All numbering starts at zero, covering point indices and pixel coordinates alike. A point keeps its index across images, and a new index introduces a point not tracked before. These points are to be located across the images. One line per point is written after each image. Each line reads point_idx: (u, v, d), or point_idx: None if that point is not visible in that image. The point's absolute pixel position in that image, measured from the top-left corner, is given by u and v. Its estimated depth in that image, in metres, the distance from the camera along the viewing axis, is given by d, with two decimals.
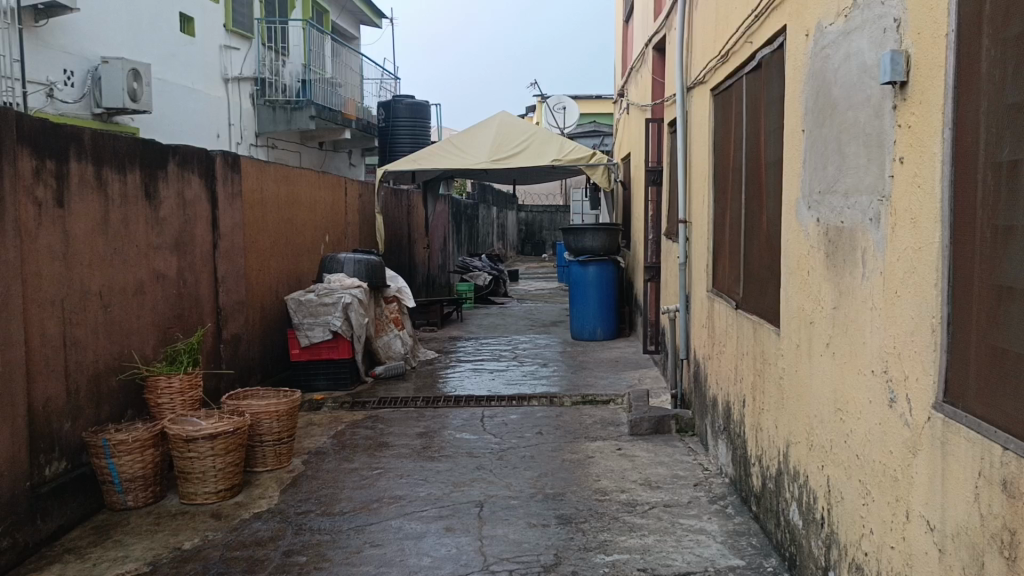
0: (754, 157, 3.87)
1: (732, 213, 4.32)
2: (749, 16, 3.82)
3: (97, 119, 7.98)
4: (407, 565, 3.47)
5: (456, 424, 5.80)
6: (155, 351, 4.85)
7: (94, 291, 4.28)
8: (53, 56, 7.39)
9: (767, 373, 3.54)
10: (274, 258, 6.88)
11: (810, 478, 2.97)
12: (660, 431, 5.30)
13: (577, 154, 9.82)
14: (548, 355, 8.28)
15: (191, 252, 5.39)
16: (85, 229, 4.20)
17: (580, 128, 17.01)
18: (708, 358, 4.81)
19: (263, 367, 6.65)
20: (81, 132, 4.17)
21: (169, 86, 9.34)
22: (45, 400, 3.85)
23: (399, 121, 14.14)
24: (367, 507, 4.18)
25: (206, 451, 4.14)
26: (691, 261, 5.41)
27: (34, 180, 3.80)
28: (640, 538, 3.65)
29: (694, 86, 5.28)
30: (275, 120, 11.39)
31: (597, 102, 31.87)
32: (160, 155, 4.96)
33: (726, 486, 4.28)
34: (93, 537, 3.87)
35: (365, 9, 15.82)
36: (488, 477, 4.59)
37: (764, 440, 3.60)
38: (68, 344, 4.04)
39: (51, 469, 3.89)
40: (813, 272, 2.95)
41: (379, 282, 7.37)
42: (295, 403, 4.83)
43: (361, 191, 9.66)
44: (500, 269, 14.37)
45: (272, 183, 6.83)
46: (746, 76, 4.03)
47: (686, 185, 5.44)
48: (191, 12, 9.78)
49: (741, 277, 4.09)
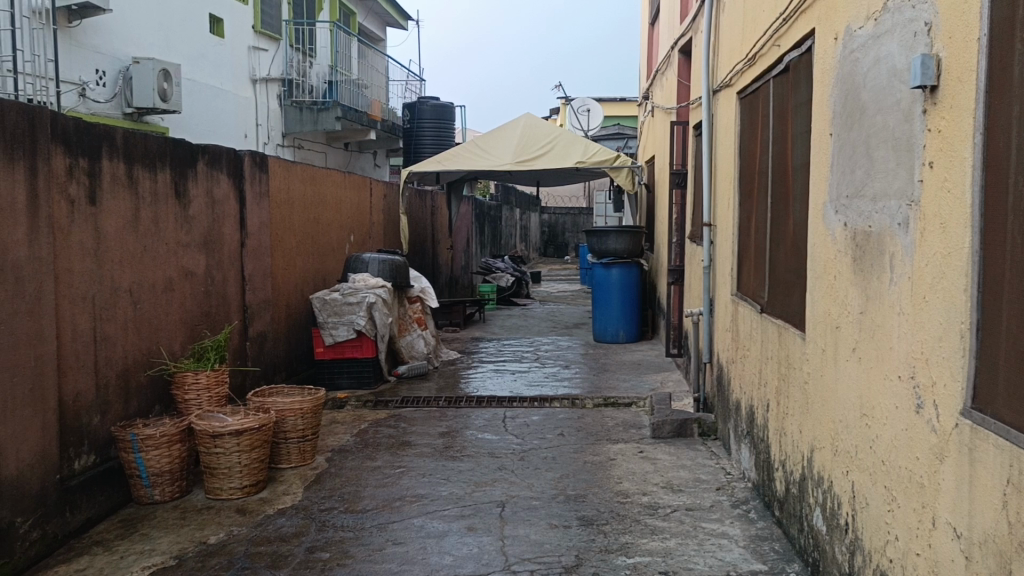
0: (782, 162, 3.85)
1: (758, 217, 4.30)
2: (776, 18, 3.81)
3: (128, 119, 8.10)
4: (428, 564, 3.49)
5: (478, 424, 5.82)
6: (182, 347, 4.92)
7: (125, 287, 4.35)
8: (86, 56, 7.50)
9: (792, 377, 3.53)
10: (300, 257, 6.95)
11: (834, 484, 2.96)
12: (682, 434, 5.29)
13: (602, 156, 9.81)
14: (570, 357, 8.29)
15: (219, 251, 5.46)
16: (116, 227, 4.27)
17: (604, 131, 17.03)
18: (732, 361, 4.80)
19: (288, 366, 6.71)
20: (113, 131, 4.23)
21: (198, 86, 9.45)
22: (75, 395, 3.92)
23: (424, 122, 14.14)
24: (390, 506, 4.21)
25: (232, 447, 4.19)
26: (715, 264, 5.40)
27: (67, 178, 3.87)
28: (662, 541, 3.65)
29: (720, 88, 5.26)
30: (302, 121, 11.47)
31: (622, 103, 31.78)
32: (190, 154, 5.03)
33: (749, 491, 4.25)
34: (120, 531, 3.93)
35: (392, 11, 15.91)
36: (510, 477, 4.60)
37: (788, 445, 3.58)
38: (98, 339, 4.10)
39: (80, 462, 3.95)
40: (839, 276, 2.94)
41: (403, 282, 7.41)
42: (320, 400, 4.88)
43: (386, 191, 9.71)
44: (523, 271, 14.39)
45: (299, 183, 6.89)
46: (773, 79, 4.01)
47: (711, 187, 5.42)
48: (221, 13, 9.89)
49: (766, 281, 4.07)
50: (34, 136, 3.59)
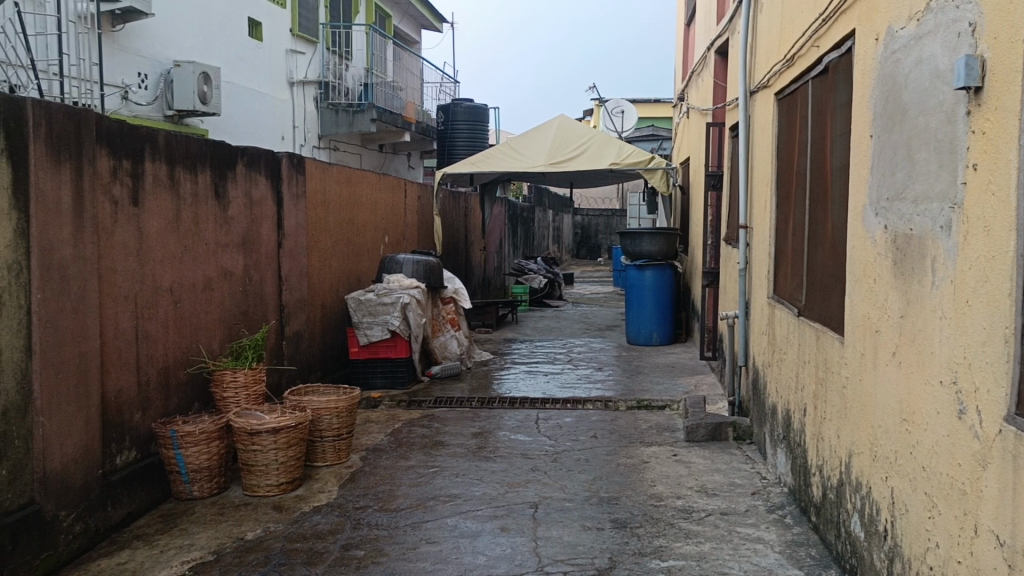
0: (820, 164, 3.81)
1: (796, 219, 4.26)
2: (816, 19, 3.77)
3: (169, 122, 8.23)
4: (462, 563, 3.51)
5: (511, 425, 5.83)
6: (221, 346, 5.00)
7: (166, 287, 4.43)
8: (128, 59, 7.65)
9: (829, 382, 3.49)
10: (335, 257, 7.02)
11: (873, 490, 2.92)
12: (716, 438, 5.26)
13: (636, 158, 9.76)
14: (604, 359, 8.27)
15: (258, 251, 5.54)
16: (157, 227, 4.35)
17: (638, 132, 16.98)
18: (768, 365, 4.75)
19: (324, 365, 6.78)
20: (155, 132, 4.31)
21: (237, 89, 9.59)
22: (117, 392, 4.00)
23: (458, 124, 14.22)
24: (423, 505, 4.24)
25: (270, 444, 4.25)
26: (751, 267, 5.35)
27: (111, 179, 3.95)
28: (696, 545, 3.63)
29: (757, 90, 5.22)
30: (338, 123, 11.59)
31: (656, 104, 31.65)
32: (230, 156, 5.11)
33: (785, 496, 4.21)
34: (160, 526, 4.00)
35: (427, 14, 16.00)
36: (543, 478, 4.61)
37: (826, 450, 3.55)
38: (140, 337, 4.18)
39: (122, 458, 4.03)
40: (879, 280, 2.90)
41: (436, 283, 7.45)
42: (354, 399, 4.92)
43: (421, 192, 9.78)
44: (556, 273, 14.39)
45: (335, 184, 6.96)
46: (812, 80, 3.97)
47: (748, 189, 5.37)
48: (259, 17, 10.02)
49: (804, 284, 4.03)
50: (79, 139, 3.67)
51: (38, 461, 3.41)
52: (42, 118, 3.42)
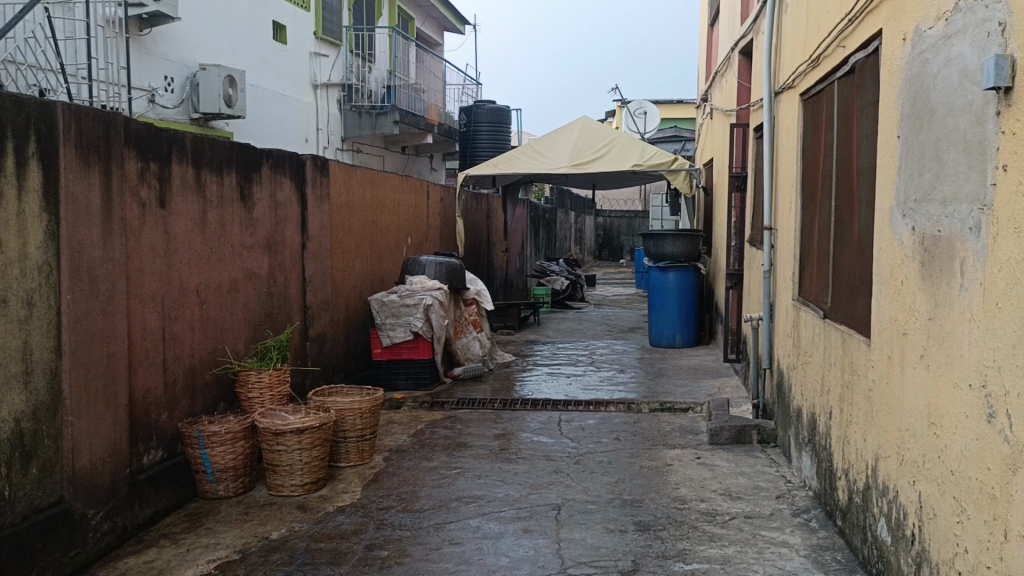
0: (846, 164, 3.78)
1: (821, 220, 4.22)
2: (841, 19, 3.75)
3: (195, 124, 8.30)
4: (485, 565, 3.52)
5: (533, 427, 5.83)
6: (246, 347, 5.04)
7: (192, 288, 4.48)
8: (155, 63, 7.73)
9: (856, 384, 3.46)
10: (359, 259, 7.06)
11: (900, 494, 2.89)
12: (740, 441, 5.23)
13: (659, 159, 9.73)
14: (626, 361, 8.25)
15: (282, 253, 5.59)
16: (184, 229, 4.39)
17: (661, 134, 16.95)
18: (793, 367, 4.71)
19: (347, 366, 6.82)
20: (182, 135, 4.36)
21: (261, 92, 9.67)
22: (144, 391, 4.04)
23: (480, 126, 14.26)
24: (447, 506, 4.25)
25: (294, 445, 4.28)
26: (776, 268, 5.31)
27: (139, 181, 4.00)
28: (720, 549, 3.61)
29: (782, 90, 5.18)
30: (361, 125, 11.66)
31: (680, 105, 31.58)
32: (255, 159, 5.16)
33: (811, 500, 4.17)
34: (186, 525, 4.04)
35: (450, 17, 16.06)
36: (566, 480, 4.60)
37: (852, 453, 3.51)
38: (167, 338, 4.23)
39: (149, 457, 4.08)
40: (907, 282, 2.87)
41: (459, 285, 7.47)
42: (378, 400, 4.95)
43: (443, 194, 9.81)
44: (578, 275, 14.38)
45: (358, 186, 7.01)
46: (838, 80, 3.94)
47: (772, 190, 5.34)
48: (284, 20, 10.10)
49: (830, 286, 4.00)
50: (108, 142, 3.72)
51: (68, 459, 3.46)
52: (71, 122, 3.47)
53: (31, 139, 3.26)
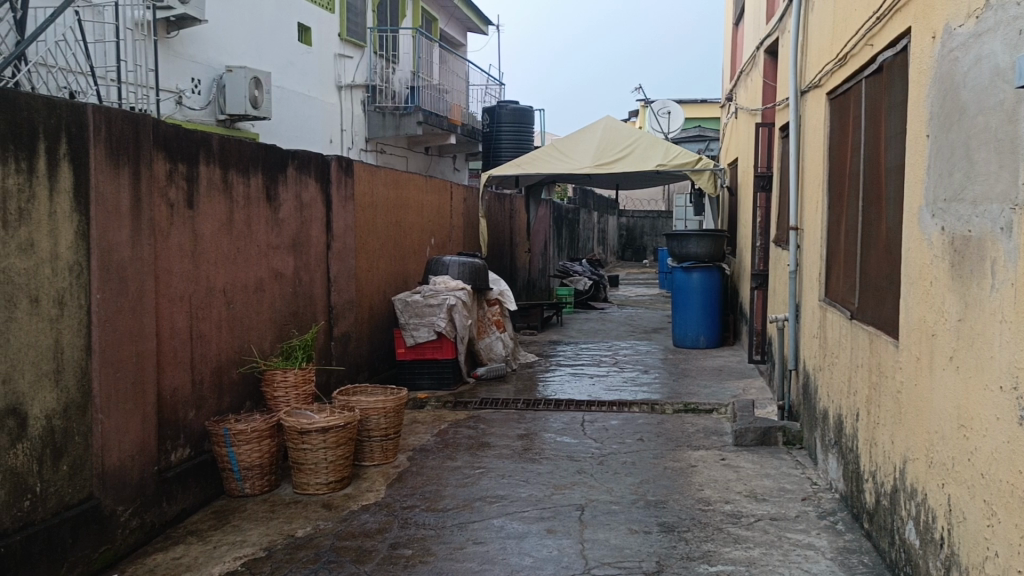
0: (874, 164, 3.74)
1: (848, 219, 4.18)
2: (870, 17, 3.71)
3: (221, 126, 8.37)
4: (509, 564, 3.52)
5: (557, 427, 5.82)
6: (272, 346, 5.09)
7: (219, 288, 4.52)
8: (182, 65, 7.82)
9: (883, 386, 3.42)
10: (383, 259, 7.10)
11: (929, 497, 2.86)
12: (765, 443, 5.19)
13: (684, 159, 9.68)
14: (650, 362, 8.22)
15: (307, 253, 5.63)
16: (211, 229, 4.44)
17: (685, 133, 16.88)
18: (819, 368, 4.67)
19: (371, 366, 6.86)
20: (209, 137, 4.41)
21: (286, 93, 9.74)
22: (172, 390, 4.09)
23: (503, 126, 14.27)
24: (471, 505, 4.26)
25: (319, 443, 4.31)
26: (802, 269, 5.27)
27: (167, 182, 4.05)
28: (745, 551, 3.59)
29: (809, 89, 5.13)
30: (385, 126, 11.74)
31: (704, 105, 31.44)
32: (281, 160, 5.20)
33: (837, 502, 4.13)
34: (213, 522, 4.08)
35: (474, 18, 16.10)
36: (589, 481, 4.60)
37: (879, 456, 3.48)
38: (194, 337, 4.28)
39: (176, 455, 4.13)
40: (936, 282, 2.84)
41: (482, 285, 7.48)
42: (402, 400, 4.97)
43: (466, 194, 9.83)
44: (601, 275, 14.35)
45: (383, 186, 7.04)
46: (866, 79, 3.90)
47: (798, 190, 5.29)
48: (309, 22, 10.17)
49: (857, 286, 3.96)
50: (137, 143, 3.77)
51: (97, 457, 3.51)
52: (102, 123, 3.52)
53: (62, 141, 3.31)
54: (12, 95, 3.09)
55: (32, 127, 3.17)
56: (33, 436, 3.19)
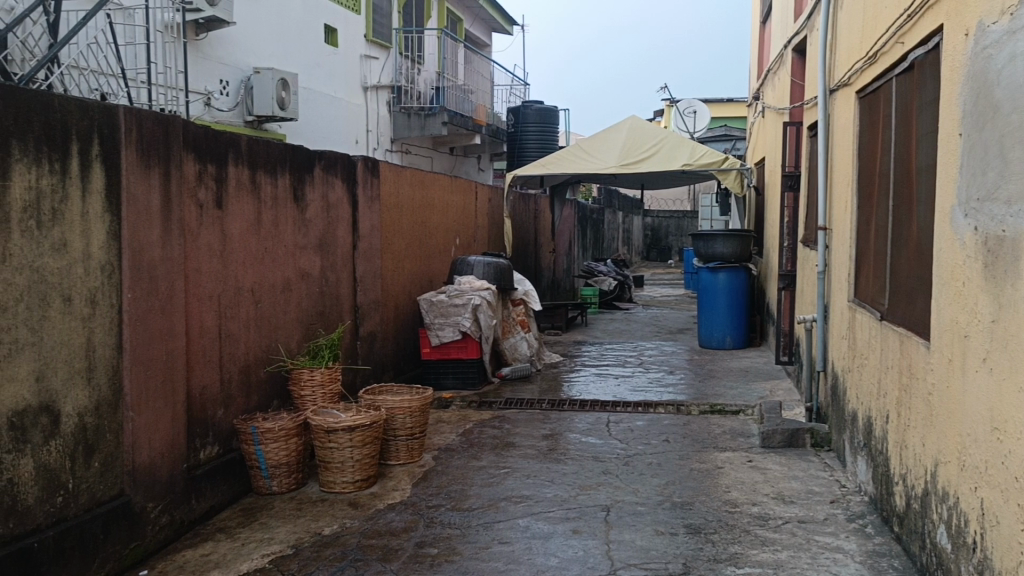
0: (905, 163, 3.70)
1: (878, 219, 4.14)
2: (901, 15, 3.66)
3: (249, 127, 8.44)
4: (534, 564, 3.52)
5: (582, 427, 5.81)
6: (299, 345, 5.13)
7: (247, 287, 4.57)
8: (211, 67, 7.89)
9: (914, 388, 3.38)
10: (408, 259, 7.12)
11: (961, 500, 2.82)
12: (793, 444, 5.14)
13: (709, 158, 9.62)
14: (675, 362, 8.18)
15: (334, 253, 5.67)
16: (239, 229, 4.48)
17: (712, 133, 16.79)
18: (849, 369, 4.62)
19: (396, 365, 6.88)
20: (238, 138, 4.45)
21: (313, 94, 9.81)
22: (201, 388, 4.14)
23: (528, 126, 14.26)
24: (496, 505, 4.26)
25: (346, 442, 4.34)
26: (831, 269, 5.22)
27: (197, 183, 4.09)
28: (773, 553, 3.56)
29: (838, 88, 5.08)
30: (410, 126, 11.79)
31: (730, 104, 31.24)
32: (308, 160, 5.24)
33: (866, 505, 4.09)
34: (241, 519, 4.12)
35: (499, 18, 16.11)
36: (615, 482, 4.58)
37: (910, 458, 3.44)
38: (223, 336, 4.32)
39: (205, 452, 4.17)
40: (968, 283, 2.80)
41: (507, 285, 7.49)
42: (427, 400, 4.98)
43: (491, 195, 9.85)
44: (626, 275, 14.30)
45: (408, 187, 7.07)
46: (896, 77, 3.85)
47: (827, 190, 5.24)
48: (335, 23, 10.24)
49: (887, 287, 3.92)
50: (167, 144, 3.81)
51: (128, 454, 3.55)
52: (133, 124, 3.57)
53: (95, 142, 3.36)
54: (46, 97, 3.14)
55: (66, 129, 3.22)
56: (65, 433, 3.24)
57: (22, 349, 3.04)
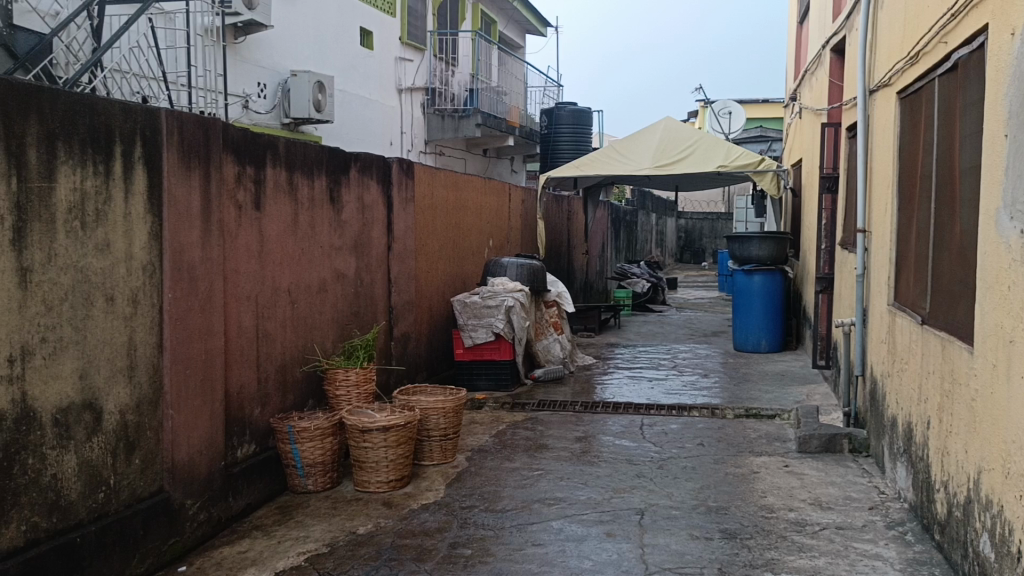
0: (948, 165, 3.63)
1: (920, 222, 4.07)
2: (944, 14, 3.61)
3: (286, 129, 8.54)
4: (568, 567, 3.52)
5: (615, 430, 5.79)
6: (334, 345, 5.17)
7: (284, 288, 4.62)
8: (249, 70, 8.00)
9: (957, 393, 3.32)
10: (442, 261, 7.15)
11: (1005, 509, 2.76)
12: (831, 450, 5.08)
13: (745, 160, 9.53)
14: (710, 366, 8.11)
15: (369, 254, 5.71)
16: (277, 230, 4.54)
17: (747, 134, 16.65)
18: (888, 375, 4.55)
19: (430, 366, 6.91)
20: (276, 140, 4.51)
21: (348, 97, 9.90)
22: (239, 387, 4.19)
23: (561, 128, 14.24)
24: (529, 507, 4.26)
25: (380, 442, 4.36)
26: (870, 272, 5.15)
27: (236, 185, 4.15)
28: (810, 559, 3.52)
29: (877, 88, 5.02)
30: (443, 128, 11.86)
31: (766, 104, 30.95)
32: (344, 162, 5.29)
33: (906, 512, 4.02)
34: (278, 517, 4.17)
35: (534, 20, 16.11)
36: (649, 485, 4.56)
37: (951, 465, 3.38)
38: (260, 336, 4.38)
39: (242, 451, 4.22)
40: (1014, 287, 2.74)
41: (540, 287, 7.49)
42: (461, 401, 5.00)
43: (524, 197, 9.86)
44: (659, 278, 14.23)
45: (442, 188, 7.10)
46: (939, 77, 3.79)
47: (866, 191, 5.17)
48: (371, 26, 10.32)
49: (928, 291, 3.85)
50: (207, 146, 3.86)
51: (167, 452, 3.61)
52: (174, 127, 3.62)
53: (137, 144, 3.42)
54: (91, 100, 3.20)
55: (109, 131, 3.28)
56: (107, 430, 3.31)
57: (66, 348, 3.10)
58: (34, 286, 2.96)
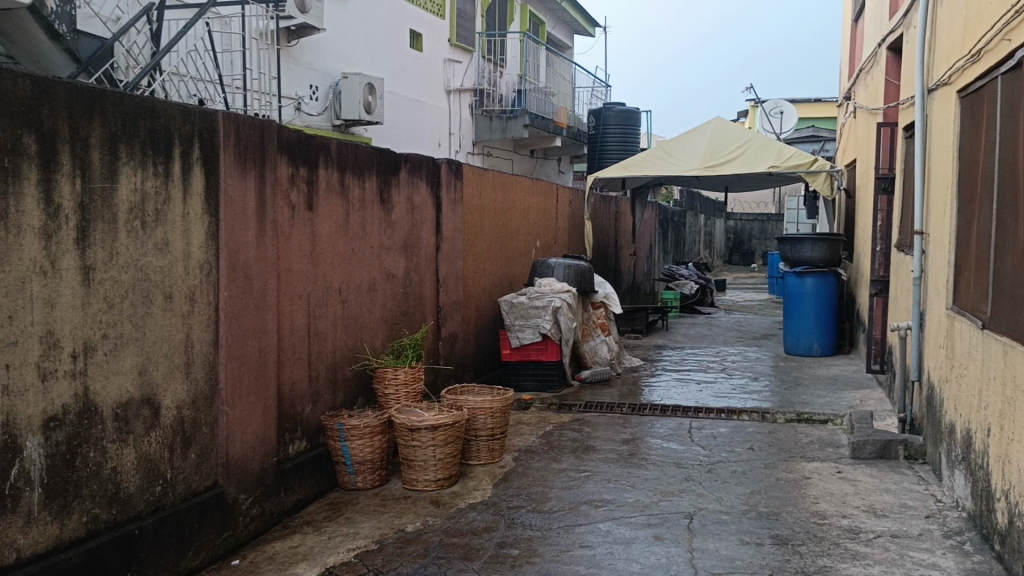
0: (1011, 165, 3.53)
1: (981, 223, 3.96)
2: (1008, 11, 3.51)
3: (337, 130, 8.65)
4: (616, 569, 3.50)
5: (663, 433, 5.74)
6: (383, 344, 5.22)
7: (335, 287, 4.68)
8: (301, 73, 8.11)
9: (1019, 400, 3.23)
10: (489, 261, 7.17)
11: None
12: (885, 456, 4.98)
13: (797, 161, 9.38)
14: (760, 369, 8.01)
15: (417, 254, 5.75)
16: (329, 230, 4.60)
17: (799, 133, 16.42)
18: (946, 380, 4.44)
19: (477, 366, 6.94)
20: (328, 141, 4.57)
21: (397, 98, 9.99)
22: (291, 384, 4.26)
23: (609, 128, 14.18)
24: (576, 508, 4.25)
25: (428, 441, 4.39)
26: (927, 275, 5.03)
27: (289, 185, 4.22)
28: (865, 568, 3.46)
29: (937, 87, 4.89)
30: (491, 129, 11.92)
31: (818, 104, 30.50)
32: (394, 163, 5.34)
33: (965, 521, 3.92)
34: (328, 513, 4.23)
35: (582, 20, 16.09)
36: (698, 489, 4.51)
37: (1013, 474, 3.28)
38: (311, 334, 4.44)
39: (293, 447, 4.29)
40: None
41: (587, 288, 7.47)
42: (508, 401, 5.00)
43: (572, 198, 9.85)
44: (708, 279, 14.10)
45: (489, 189, 7.12)
46: (1001, 75, 3.68)
47: (924, 193, 5.04)
48: (421, 28, 10.39)
49: (990, 294, 3.75)
50: (263, 147, 3.93)
51: (222, 447, 3.69)
52: (231, 129, 3.69)
53: (195, 147, 3.50)
54: (151, 104, 3.28)
55: (169, 134, 3.36)
56: (165, 425, 3.39)
57: (126, 344, 3.19)
58: (96, 283, 3.05)
